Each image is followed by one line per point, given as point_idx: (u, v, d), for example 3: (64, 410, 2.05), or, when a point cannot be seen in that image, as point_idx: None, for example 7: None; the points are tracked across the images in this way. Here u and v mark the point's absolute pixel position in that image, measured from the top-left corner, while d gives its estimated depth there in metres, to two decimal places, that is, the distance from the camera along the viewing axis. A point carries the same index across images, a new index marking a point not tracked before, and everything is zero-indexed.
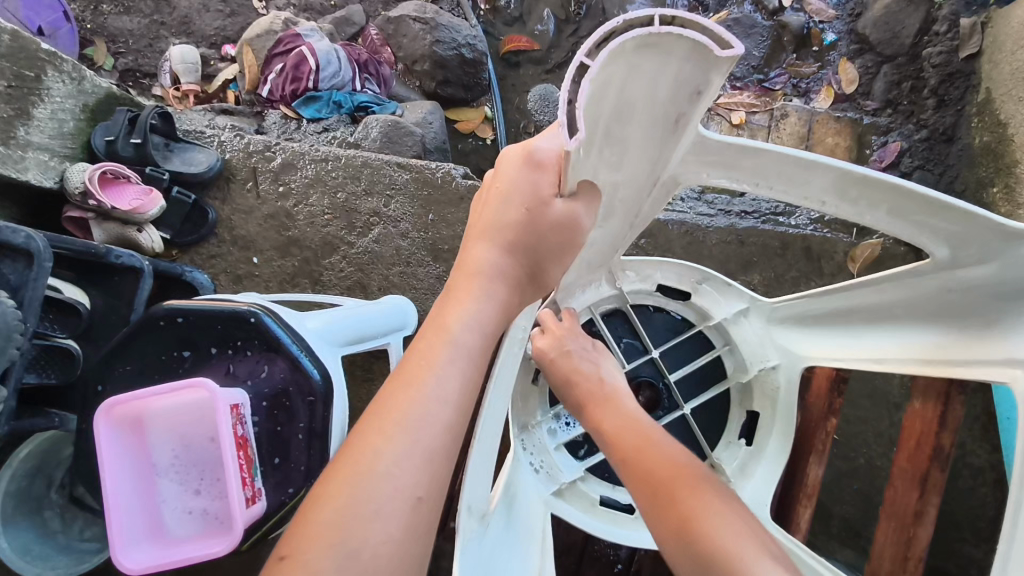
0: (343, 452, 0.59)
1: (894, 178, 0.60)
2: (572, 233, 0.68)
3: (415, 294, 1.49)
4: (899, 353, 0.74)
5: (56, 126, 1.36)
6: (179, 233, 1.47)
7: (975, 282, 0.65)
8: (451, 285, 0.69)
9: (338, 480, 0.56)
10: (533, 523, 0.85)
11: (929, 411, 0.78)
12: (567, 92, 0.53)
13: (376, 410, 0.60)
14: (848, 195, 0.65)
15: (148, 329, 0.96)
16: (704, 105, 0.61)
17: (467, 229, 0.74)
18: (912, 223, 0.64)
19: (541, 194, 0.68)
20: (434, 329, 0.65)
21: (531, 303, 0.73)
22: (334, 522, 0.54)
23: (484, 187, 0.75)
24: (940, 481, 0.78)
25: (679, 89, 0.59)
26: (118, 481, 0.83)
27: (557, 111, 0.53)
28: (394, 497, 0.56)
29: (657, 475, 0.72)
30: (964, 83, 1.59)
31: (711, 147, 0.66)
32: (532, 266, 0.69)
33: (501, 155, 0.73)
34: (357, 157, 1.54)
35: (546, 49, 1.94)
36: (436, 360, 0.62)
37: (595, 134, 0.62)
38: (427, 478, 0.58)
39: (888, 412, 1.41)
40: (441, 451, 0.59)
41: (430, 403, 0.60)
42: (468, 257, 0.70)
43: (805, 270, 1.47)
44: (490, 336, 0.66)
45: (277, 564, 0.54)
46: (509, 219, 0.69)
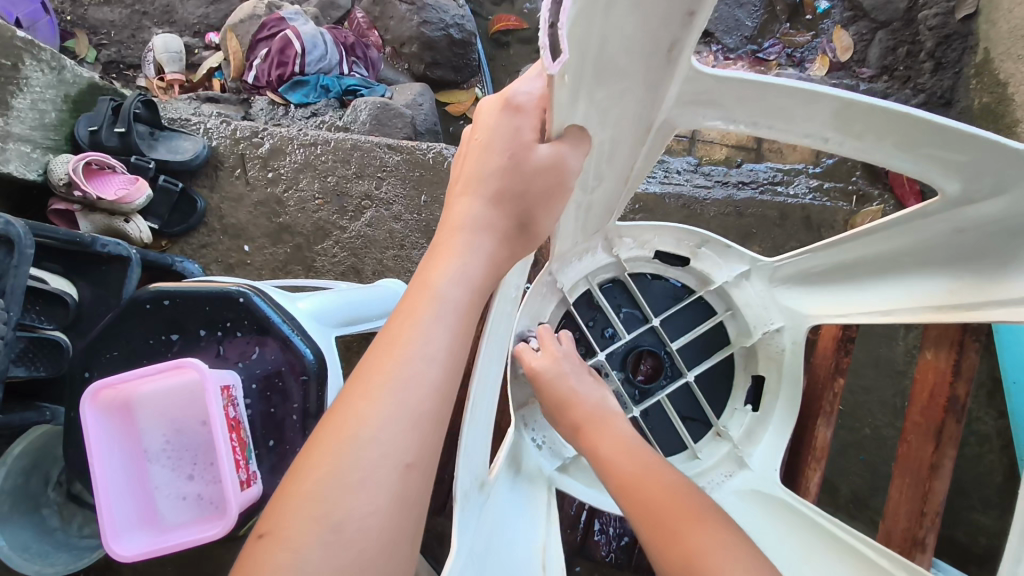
0: (326, 420, 0.57)
1: (898, 106, 0.58)
2: (560, 177, 0.65)
3: (411, 277, 1.47)
4: (909, 304, 0.72)
5: (37, 116, 1.33)
6: (167, 223, 1.44)
7: (987, 218, 0.63)
8: (435, 242, 0.65)
9: (321, 449, 0.54)
10: (536, 498, 0.82)
11: (942, 361, 0.76)
12: (548, 15, 0.46)
13: (360, 374, 0.57)
14: (844, 127, 0.62)
15: (135, 314, 0.94)
16: (697, 31, 0.57)
17: (451, 187, 0.71)
18: (920, 155, 0.62)
19: (523, 140, 0.65)
20: (418, 287, 0.62)
21: (522, 256, 0.69)
22: (317, 493, 0.52)
23: (465, 142, 0.72)
24: (955, 433, 0.76)
25: (669, 11, 0.54)
26: (107, 467, 0.81)
27: (538, 36, 0.47)
28: (381, 464, 0.53)
29: (659, 507, 0.66)
30: (961, 45, 1.55)
31: (706, 85, 0.63)
32: (520, 216, 0.66)
33: (478, 107, 0.69)
34: (347, 140, 1.51)
35: (535, 28, 1.90)
36: (421, 319, 0.59)
37: (582, 77, 0.56)
38: (415, 443, 0.55)
39: (893, 381, 1.39)
40: (431, 413, 0.56)
41: (416, 362, 0.57)
42: (452, 211, 0.67)
43: (805, 240, 1.45)
44: (478, 290, 0.62)
45: (258, 541, 0.52)
46: (492, 167, 0.65)
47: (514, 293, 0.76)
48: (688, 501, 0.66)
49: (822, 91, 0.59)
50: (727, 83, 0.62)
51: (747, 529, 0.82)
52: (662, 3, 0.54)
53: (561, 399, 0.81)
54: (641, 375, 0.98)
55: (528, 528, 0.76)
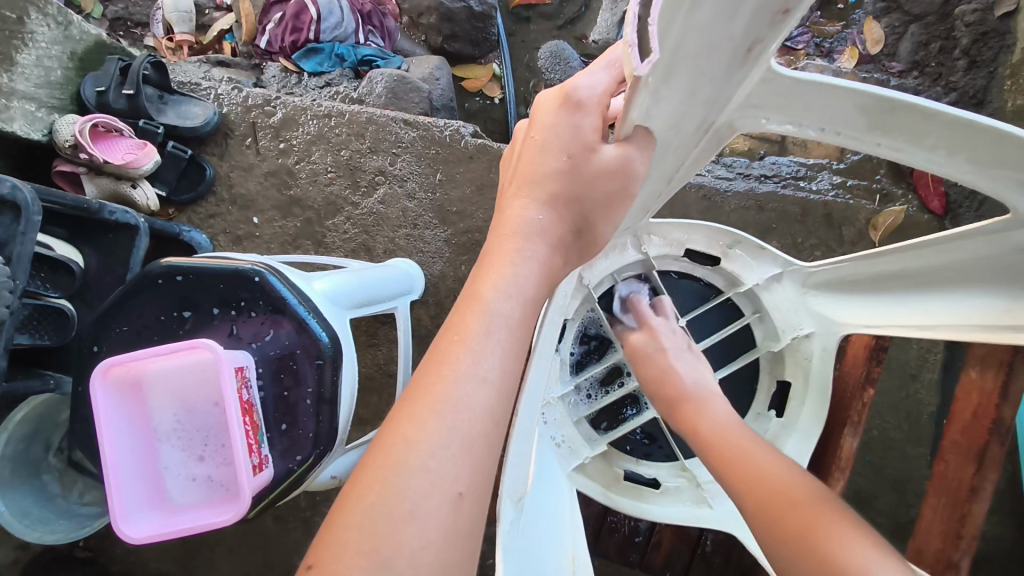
0: (373, 447, 0.54)
1: (945, 106, 0.55)
2: (623, 180, 0.64)
3: (422, 258, 1.43)
4: (953, 321, 0.69)
5: (43, 74, 1.28)
6: (175, 190, 1.41)
7: None
8: (488, 247, 0.65)
9: (371, 474, 0.52)
10: (562, 504, 0.81)
11: (989, 382, 0.75)
12: (636, 7, 0.45)
13: (409, 397, 0.56)
14: (886, 125, 0.60)
15: (145, 288, 0.91)
16: (783, 33, 0.52)
17: (505, 189, 0.70)
18: (996, 175, 0.58)
19: (584, 141, 0.64)
20: (469, 300, 0.60)
21: (574, 262, 0.69)
22: (368, 525, 0.49)
23: (521, 140, 0.71)
24: (999, 455, 0.75)
25: (760, 14, 0.51)
26: (117, 448, 0.78)
27: (626, 29, 0.46)
28: (432, 494, 0.51)
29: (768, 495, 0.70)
30: (997, 43, 1.51)
31: (780, 88, 0.60)
32: (577, 219, 0.66)
33: (535, 105, 0.69)
34: (361, 113, 1.47)
35: (557, 4, 1.84)
36: (472, 332, 0.58)
37: (662, 71, 0.53)
38: (467, 470, 0.53)
39: (904, 384, 1.36)
40: (482, 436, 0.54)
41: (467, 383, 0.55)
42: (507, 213, 0.66)
43: (825, 237, 1.41)
44: (531, 301, 0.62)
45: (306, 574, 0.48)
46: (551, 169, 0.65)
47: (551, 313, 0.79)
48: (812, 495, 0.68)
49: (865, 89, 0.57)
50: (804, 86, 0.59)
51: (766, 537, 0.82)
52: (752, 1, 0.49)
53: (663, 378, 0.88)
54: None
55: (558, 539, 0.74)
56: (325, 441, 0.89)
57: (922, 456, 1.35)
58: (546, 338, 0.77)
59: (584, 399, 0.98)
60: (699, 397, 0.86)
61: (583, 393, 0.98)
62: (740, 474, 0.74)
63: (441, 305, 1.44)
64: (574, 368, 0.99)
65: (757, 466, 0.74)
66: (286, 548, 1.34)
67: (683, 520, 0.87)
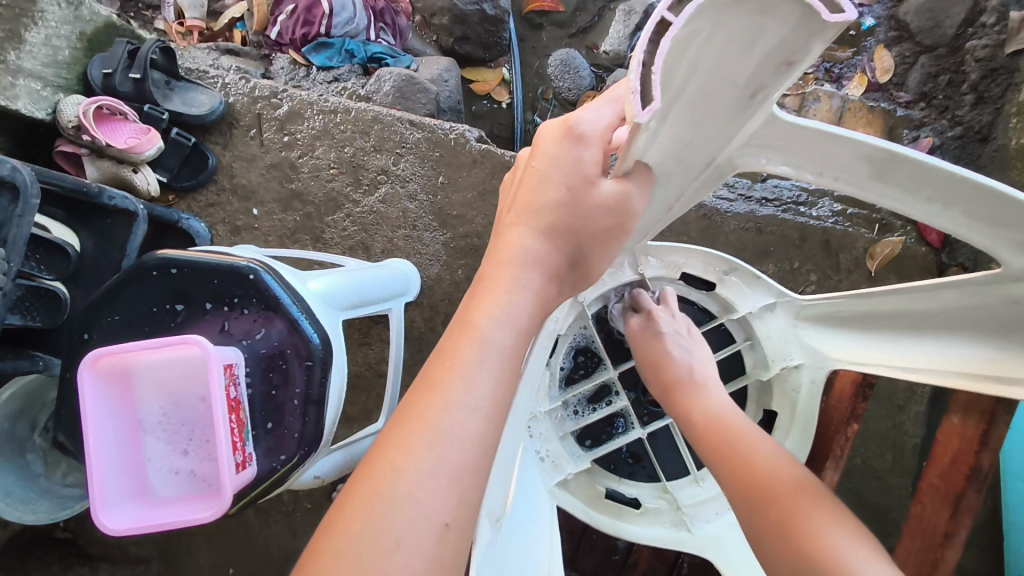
0: (362, 469, 0.55)
1: (942, 162, 0.54)
2: (622, 215, 0.64)
3: (419, 259, 1.43)
4: (939, 367, 0.70)
5: (50, 53, 1.28)
6: (176, 176, 1.41)
7: None
8: (484, 273, 0.65)
9: (359, 497, 0.52)
10: (542, 520, 0.81)
11: (970, 428, 0.76)
12: (642, 52, 0.44)
13: (399, 422, 0.56)
14: (886, 176, 0.60)
15: (140, 278, 0.91)
16: (789, 79, 0.52)
17: (505, 215, 0.70)
18: (991, 232, 0.59)
19: (585, 174, 0.64)
20: (461, 325, 0.61)
21: (569, 289, 0.70)
22: (353, 554, 0.50)
23: (523, 164, 0.72)
24: (976, 502, 0.76)
25: (766, 61, 0.50)
26: (101, 439, 0.79)
27: (630, 75, 0.45)
28: (418, 523, 0.51)
29: (753, 481, 0.73)
30: (1006, 81, 1.46)
31: (781, 131, 0.60)
32: (573, 252, 0.66)
33: (539, 132, 0.69)
34: (368, 111, 1.46)
35: (570, 12, 1.84)
36: (464, 359, 0.58)
37: (666, 111, 0.54)
38: (453, 501, 0.53)
39: (891, 415, 1.37)
40: (470, 465, 0.54)
41: (457, 412, 0.55)
42: (504, 241, 0.66)
43: (821, 264, 1.42)
44: (525, 329, 0.62)
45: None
46: (549, 200, 0.65)
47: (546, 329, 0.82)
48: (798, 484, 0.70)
49: (866, 140, 0.57)
50: (802, 132, 0.59)
51: (743, 565, 0.82)
52: (758, 48, 0.49)
53: (660, 363, 0.89)
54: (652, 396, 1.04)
55: (536, 560, 0.74)
56: (310, 441, 0.89)
57: (903, 487, 1.35)
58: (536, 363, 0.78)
59: (571, 415, 0.97)
60: (694, 384, 0.87)
61: (571, 409, 0.98)
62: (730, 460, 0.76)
63: (435, 308, 1.44)
64: (565, 382, 1.00)
65: (753, 458, 0.75)
66: (266, 541, 1.34)
67: (659, 542, 0.88)
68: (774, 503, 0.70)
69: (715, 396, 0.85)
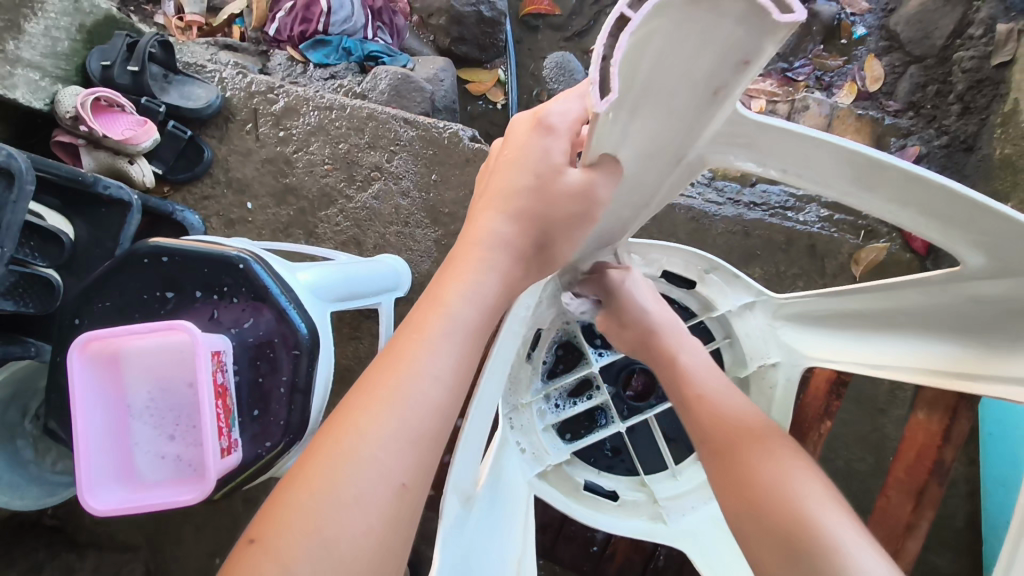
0: (323, 433, 0.56)
1: (899, 162, 0.57)
2: (588, 204, 0.65)
3: (410, 256, 1.45)
4: (908, 364, 0.73)
5: (49, 44, 1.30)
6: (172, 168, 1.42)
7: (989, 297, 0.63)
8: (454, 254, 0.67)
9: (321, 459, 0.54)
10: (517, 502, 0.84)
11: (933, 424, 0.78)
12: (602, 47, 0.47)
13: (362, 387, 0.58)
14: (852, 177, 0.62)
15: (132, 265, 0.92)
16: (748, 79, 0.54)
17: (477, 202, 0.73)
18: (950, 232, 0.61)
19: (553, 163, 0.67)
20: (431, 301, 0.63)
21: (534, 275, 0.71)
22: (310, 506, 0.51)
23: (495, 156, 0.74)
24: (936, 495, 0.80)
25: (724, 60, 0.53)
26: (89, 421, 0.80)
27: (590, 68, 0.48)
28: (377, 484, 0.53)
29: (733, 443, 0.74)
30: (992, 92, 1.49)
31: (746, 128, 0.63)
32: (539, 238, 0.67)
33: (512, 124, 0.73)
34: (363, 108, 1.48)
35: (567, 15, 1.85)
36: (430, 332, 0.60)
37: (626, 102, 0.56)
38: (411, 463, 0.55)
39: (872, 418, 1.39)
40: (428, 434, 0.56)
41: (424, 381, 0.57)
42: (474, 225, 0.68)
43: (807, 268, 1.44)
44: (491, 310, 0.64)
45: (247, 548, 0.51)
46: (519, 185, 0.67)
47: (524, 313, 0.83)
48: (782, 448, 0.72)
49: (832, 141, 0.59)
50: (765, 129, 0.61)
51: (715, 556, 0.84)
52: (716, 47, 0.51)
53: (642, 318, 0.87)
54: (633, 391, 1.04)
55: (506, 544, 0.76)
56: (295, 428, 0.90)
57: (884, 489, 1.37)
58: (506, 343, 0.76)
59: (552, 408, 0.99)
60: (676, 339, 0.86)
61: (552, 403, 0.99)
62: (711, 418, 0.77)
63: None
64: (547, 376, 1.02)
65: (732, 421, 0.76)
66: None
67: (636, 534, 0.90)
68: (738, 460, 0.72)
69: (693, 351, 0.84)
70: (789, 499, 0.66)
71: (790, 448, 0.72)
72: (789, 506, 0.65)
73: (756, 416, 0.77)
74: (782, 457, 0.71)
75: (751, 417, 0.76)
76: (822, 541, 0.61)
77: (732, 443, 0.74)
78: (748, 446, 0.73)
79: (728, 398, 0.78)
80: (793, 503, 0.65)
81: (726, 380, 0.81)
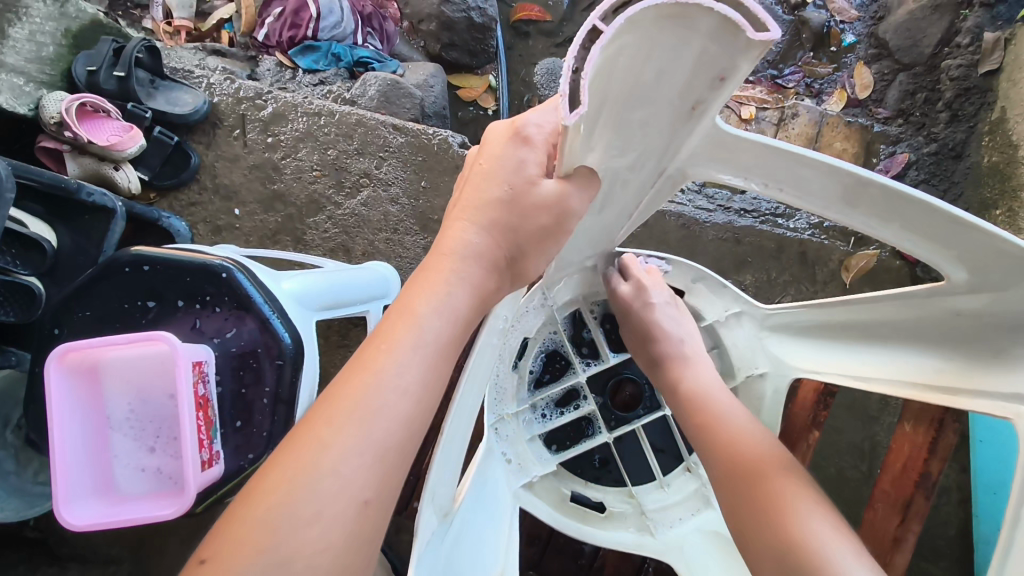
0: (285, 445, 0.55)
1: (879, 178, 0.59)
2: (560, 215, 0.67)
3: (400, 263, 1.44)
4: (889, 377, 0.73)
5: (33, 49, 1.29)
6: (158, 175, 1.41)
7: (971, 312, 0.64)
8: (425, 264, 0.66)
9: (280, 475, 0.53)
10: (502, 515, 0.84)
11: (920, 436, 0.80)
12: (573, 59, 0.47)
13: (327, 399, 0.57)
14: (841, 195, 0.64)
15: (112, 274, 0.91)
16: (725, 94, 0.56)
17: (451, 210, 0.71)
18: (927, 245, 0.63)
19: (528, 175, 0.66)
20: (401, 312, 0.61)
21: (507, 288, 0.70)
22: (267, 524, 0.51)
23: (472, 163, 0.73)
24: (923, 508, 0.81)
25: (702, 74, 0.54)
26: (67, 434, 0.78)
27: (560, 81, 0.47)
28: (338, 500, 0.52)
29: (739, 464, 0.73)
30: (979, 100, 1.51)
31: (726, 142, 0.65)
32: (512, 249, 0.66)
33: (487, 132, 0.71)
34: (352, 115, 1.47)
35: (558, 22, 1.85)
36: (398, 342, 0.59)
37: (602, 115, 0.58)
38: (376, 480, 0.54)
39: (864, 426, 1.38)
40: (397, 448, 0.56)
41: (387, 393, 0.56)
42: (446, 235, 0.67)
43: (797, 275, 1.44)
44: (461, 323, 0.63)
45: (197, 568, 0.51)
46: (492, 196, 0.66)
47: (503, 322, 0.82)
48: (783, 467, 0.71)
49: (820, 160, 0.61)
50: (746, 144, 0.63)
51: (700, 566, 0.84)
52: (693, 62, 0.53)
53: (648, 336, 0.89)
54: (620, 399, 1.03)
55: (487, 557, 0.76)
56: (278, 440, 0.89)
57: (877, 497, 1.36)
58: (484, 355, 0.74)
59: (539, 418, 0.98)
60: (683, 358, 0.87)
61: (539, 412, 0.99)
62: (717, 441, 0.76)
63: None
64: (534, 386, 1.00)
65: (736, 441, 0.75)
66: None
67: (622, 546, 0.89)
68: (749, 487, 0.71)
69: (698, 370, 0.85)
70: (788, 519, 0.65)
71: (795, 470, 0.71)
72: (787, 527, 0.64)
73: (759, 434, 0.76)
74: (792, 480, 0.70)
75: (760, 440, 0.75)
76: (815, 559, 0.60)
77: (740, 466, 0.73)
78: (751, 469, 0.72)
79: (732, 417, 0.78)
80: (793, 524, 0.64)
81: (733, 399, 0.81)
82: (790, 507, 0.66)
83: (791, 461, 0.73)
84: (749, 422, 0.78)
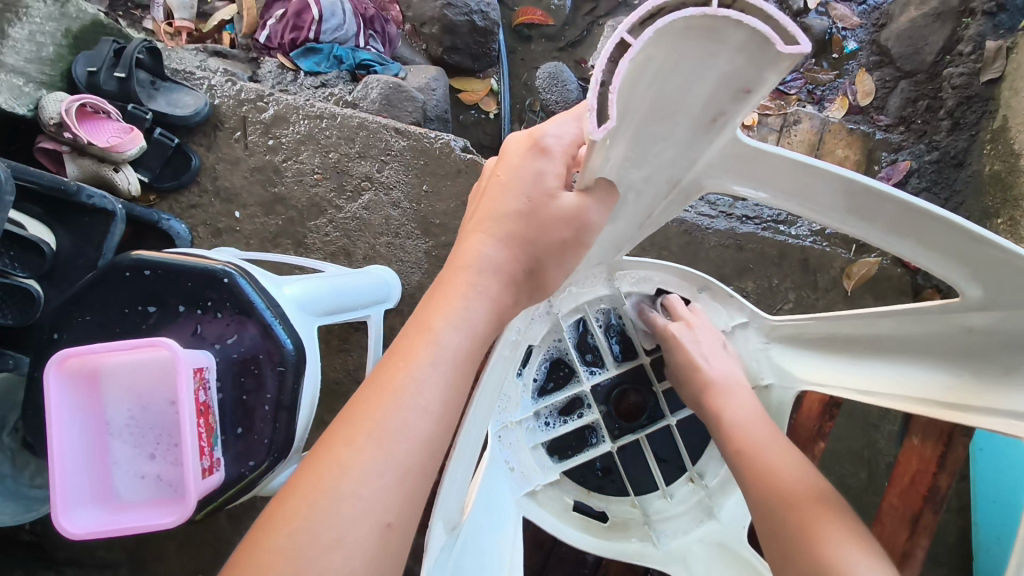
0: (305, 468, 0.55)
1: (898, 192, 0.59)
2: (577, 227, 0.66)
3: (401, 267, 1.43)
4: (901, 392, 0.72)
5: (33, 49, 1.28)
6: (158, 177, 1.40)
7: (984, 329, 0.64)
8: (441, 278, 0.65)
9: (302, 497, 0.53)
10: (508, 524, 0.84)
11: (928, 449, 0.80)
12: (600, 72, 0.47)
13: (345, 419, 0.56)
14: (854, 208, 0.64)
15: (112, 278, 0.90)
16: (749, 105, 0.55)
17: (465, 223, 0.71)
18: (941, 260, 0.63)
19: (547, 186, 0.66)
20: (418, 328, 0.61)
21: (525, 301, 0.70)
22: (292, 549, 0.50)
23: (488, 174, 0.73)
24: (930, 523, 0.82)
25: (726, 86, 0.54)
26: (66, 441, 0.78)
27: (587, 93, 0.47)
28: (361, 523, 0.52)
29: (779, 497, 0.73)
30: (981, 108, 1.50)
31: (745, 153, 0.65)
32: (530, 262, 0.66)
33: (504, 144, 0.71)
34: (354, 118, 1.47)
35: (560, 26, 1.84)
36: (417, 360, 0.58)
37: (623, 127, 0.58)
38: (398, 502, 0.54)
39: (864, 433, 1.38)
40: (418, 469, 0.55)
41: (409, 413, 0.56)
42: (463, 248, 0.66)
43: (799, 282, 1.43)
44: (479, 337, 0.63)
45: None
46: (509, 208, 0.66)
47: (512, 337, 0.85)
48: (826, 501, 0.72)
49: (838, 172, 0.62)
50: (765, 155, 0.64)
51: None
52: (719, 75, 0.52)
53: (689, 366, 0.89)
54: (625, 409, 1.02)
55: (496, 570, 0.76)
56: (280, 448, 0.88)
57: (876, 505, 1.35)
58: (495, 369, 0.75)
59: (542, 426, 0.98)
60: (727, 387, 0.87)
61: (542, 420, 0.98)
62: (756, 472, 0.77)
63: None
64: (537, 394, 0.99)
65: (778, 473, 0.75)
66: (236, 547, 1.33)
67: (624, 556, 0.89)
68: (790, 519, 0.71)
69: (741, 402, 0.85)
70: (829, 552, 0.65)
71: (840, 506, 0.71)
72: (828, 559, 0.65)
73: (799, 468, 0.76)
74: (829, 513, 0.70)
75: (798, 473, 0.75)
76: None
77: (785, 501, 0.73)
78: (793, 501, 0.72)
79: (772, 449, 0.78)
80: (830, 555, 0.65)
81: (777, 431, 0.82)
82: (830, 540, 0.66)
83: (834, 495, 0.73)
84: (789, 454, 0.78)
